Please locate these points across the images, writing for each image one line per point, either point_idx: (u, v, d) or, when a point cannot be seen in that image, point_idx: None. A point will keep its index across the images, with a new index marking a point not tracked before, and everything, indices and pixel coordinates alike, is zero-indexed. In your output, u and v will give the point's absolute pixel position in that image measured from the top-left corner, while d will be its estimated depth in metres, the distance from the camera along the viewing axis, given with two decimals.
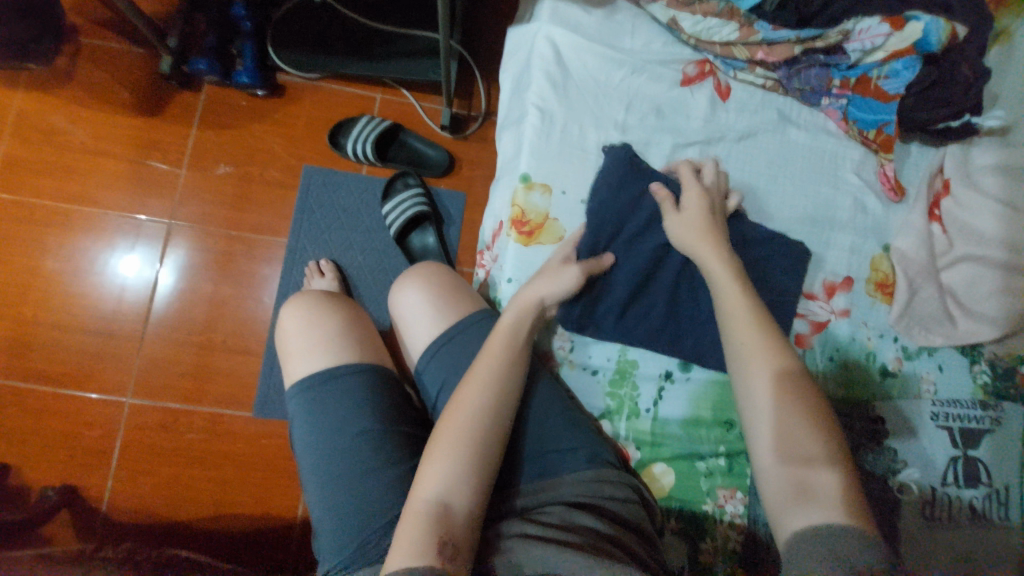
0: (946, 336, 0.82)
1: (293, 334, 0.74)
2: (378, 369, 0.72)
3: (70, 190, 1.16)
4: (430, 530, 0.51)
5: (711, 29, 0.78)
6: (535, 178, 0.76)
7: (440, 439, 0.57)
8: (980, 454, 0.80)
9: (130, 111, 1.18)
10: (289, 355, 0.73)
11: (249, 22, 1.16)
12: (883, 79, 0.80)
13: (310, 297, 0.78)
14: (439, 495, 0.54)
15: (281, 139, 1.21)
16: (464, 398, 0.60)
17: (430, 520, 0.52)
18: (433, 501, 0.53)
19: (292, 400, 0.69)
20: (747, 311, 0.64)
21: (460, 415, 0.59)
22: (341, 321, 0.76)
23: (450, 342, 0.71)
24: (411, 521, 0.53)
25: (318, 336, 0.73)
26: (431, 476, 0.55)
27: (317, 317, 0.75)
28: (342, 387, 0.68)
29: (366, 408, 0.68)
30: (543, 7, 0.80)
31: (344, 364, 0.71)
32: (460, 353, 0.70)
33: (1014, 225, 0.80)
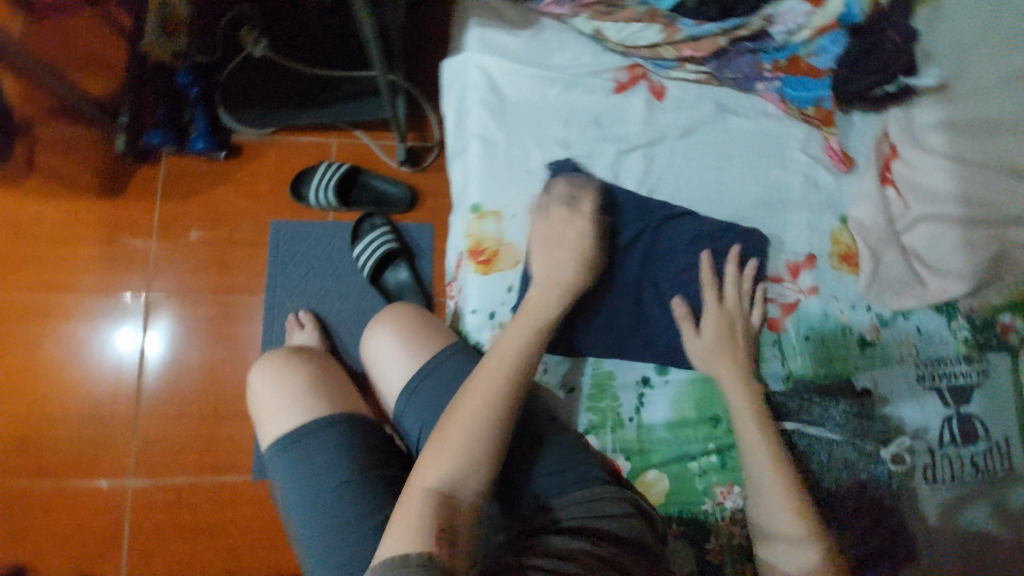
0: (918, 298, 0.83)
1: (270, 396, 0.74)
2: (352, 418, 0.73)
3: (48, 280, 1.17)
4: (434, 521, 0.51)
5: (636, 35, 0.80)
6: (485, 207, 0.77)
7: (450, 423, 0.56)
8: (973, 409, 0.81)
9: (93, 194, 1.20)
10: (268, 417, 0.73)
11: (196, 88, 1.18)
12: (813, 56, 0.82)
13: (280, 358, 0.79)
14: (447, 480, 0.53)
15: (245, 198, 1.23)
16: (476, 386, 0.58)
17: (433, 507, 0.51)
18: (438, 490, 0.53)
19: (274, 459, 0.70)
20: (741, 393, 0.72)
21: (473, 403, 0.57)
22: (315, 377, 0.77)
23: (423, 382, 0.71)
24: (413, 502, 0.52)
25: (294, 397, 0.74)
26: (438, 461, 0.54)
27: (291, 376, 0.76)
28: (321, 441, 0.69)
29: (347, 460, 0.68)
30: (470, 37, 0.81)
31: (320, 418, 0.71)
32: (435, 391, 0.70)
33: (968, 180, 0.80)
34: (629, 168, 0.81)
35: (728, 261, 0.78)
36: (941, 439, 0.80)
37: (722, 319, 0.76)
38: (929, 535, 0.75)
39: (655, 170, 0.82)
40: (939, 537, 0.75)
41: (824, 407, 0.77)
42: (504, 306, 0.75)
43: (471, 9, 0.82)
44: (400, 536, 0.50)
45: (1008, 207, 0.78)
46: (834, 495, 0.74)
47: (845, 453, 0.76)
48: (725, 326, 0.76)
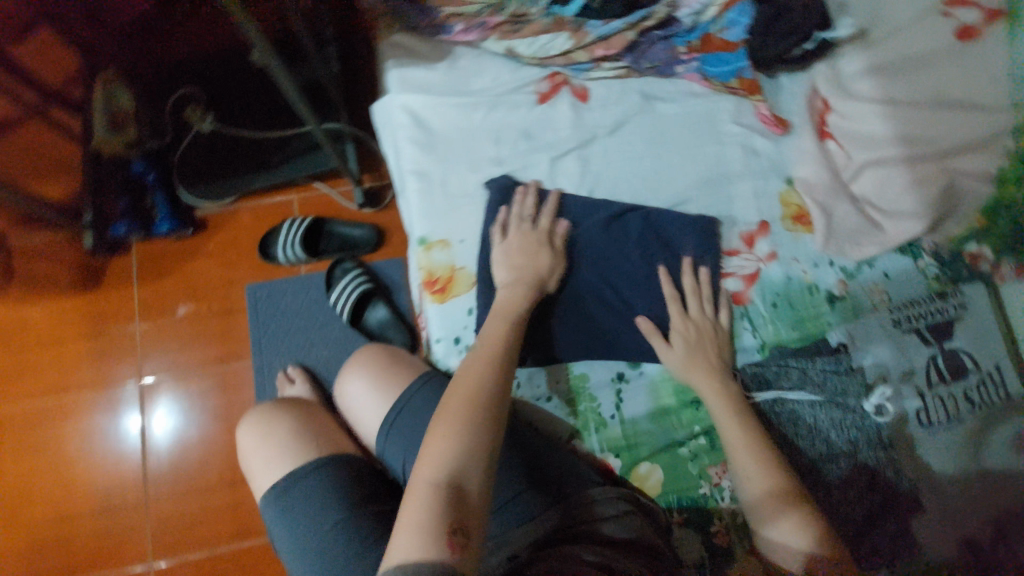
0: (879, 243, 0.82)
1: (256, 449, 0.75)
2: (339, 455, 0.74)
3: (45, 382, 1.20)
4: (441, 518, 0.49)
5: (547, 45, 0.82)
6: (432, 237, 0.78)
7: (443, 421, 0.56)
8: (958, 344, 0.79)
9: (73, 292, 1.24)
10: (256, 473, 0.74)
11: (152, 174, 1.21)
12: (724, 30, 0.85)
13: (260, 411, 0.79)
14: (449, 472, 0.52)
15: (218, 269, 1.26)
16: (463, 385, 0.59)
17: (441, 500, 0.50)
18: (440, 486, 0.51)
19: (267, 512, 0.70)
20: (715, 383, 0.74)
21: (461, 400, 0.58)
22: (298, 422, 0.78)
23: (399, 417, 0.72)
24: (415, 503, 0.51)
25: (279, 445, 0.75)
26: (436, 459, 0.53)
27: (273, 427, 0.77)
28: (311, 485, 0.70)
29: (337, 501, 0.68)
30: (390, 79, 0.83)
31: (307, 464, 0.72)
32: (412, 423, 0.71)
33: (901, 119, 0.80)
34: (565, 172, 0.82)
35: (684, 274, 0.80)
36: (930, 380, 0.78)
37: (690, 331, 0.77)
38: (925, 476, 0.75)
39: (592, 169, 0.83)
40: (942, 480, 0.74)
41: (802, 370, 0.77)
42: (467, 330, 0.76)
43: (386, 50, 0.84)
44: (411, 535, 0.49)
45: (945, 139, 0.78)
46: (831, 459, 0.74)
47: (831, 414, 0.75)
48: (699, 334, 0.77)
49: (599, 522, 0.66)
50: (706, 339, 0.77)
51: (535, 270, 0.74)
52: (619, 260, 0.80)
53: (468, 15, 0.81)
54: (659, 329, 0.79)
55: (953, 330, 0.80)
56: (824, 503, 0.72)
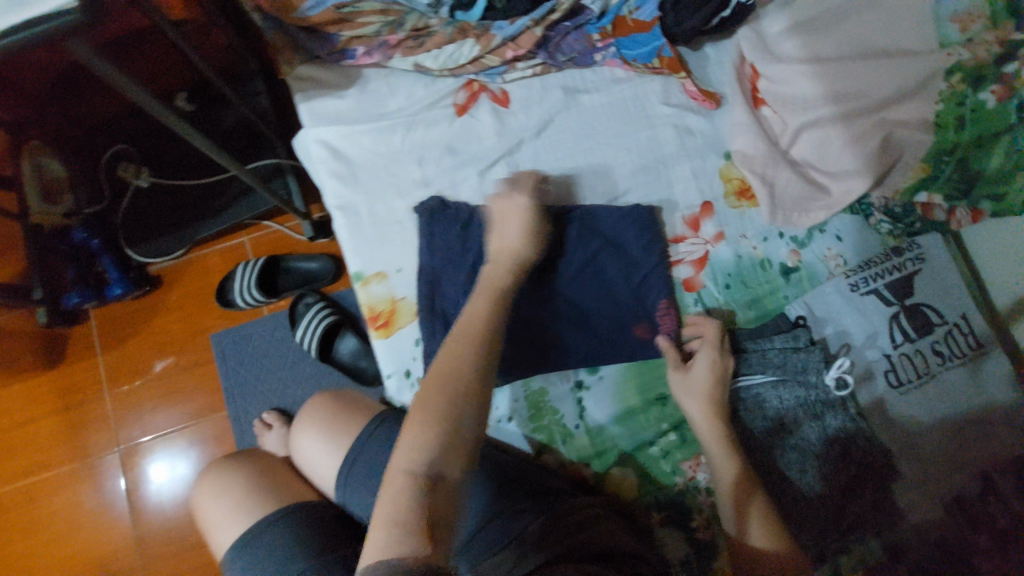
0: (829, 207, 0.79)
1: (214, 508, 0.72)
2: (296, 505, 0.71)
3: (27, 464, 1.19)
4: (419, 510, 0.49)
5: (453, 55, 0.79)
6: (367, 272, 0.76)
7: (421, 412, 0.55)
8: (920, 298, 0.78)
9: (36, 368, 1.22)
10: (216, 535, 0.71)
11: (96, 239, 1.16)
12: (635, 12, 0.82)
13: (216, 467, 0.76)
14: (428, 463, 0.52)
15: (179, 323, 1.25)
16: (439, 373, 0.58)
17: (418, 491, 0.50)
18: (418, 478, 0.51)
19: (230, 570, 0.67)
20: (708, 390, 0.72)
21: (438, 389, 0.56)
22: (253, 475, 0.75)
23: (359, 459, 0.71)
24: (391, 496, 0.50)
25: (236, 501, 0.72)
26: (410, 450, 0.53)
27: (228, 481, 0.74)
28: (271, 537, 0.67)
29: (303, 546, 0.66)
30: (300, 113, 0.80)
31: (265, 516, 0.69)
32: (374, 460, 0.70)
33: (829, 77, 0.77)
34: (496, 183, 0.79)
35: (631, 268, 0.78)
36: (895, 340, 0.77)
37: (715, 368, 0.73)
38: (903, 437, 0.74)
39: (523, 175, 0.80)
40: (912, 438, 0.74)
41: (761, 352, 0.76)
42: (416, 361, 0.74)
43: (292, 84, 0.80)
44: (386, 527, 0.48)
45: (875, 91, 0.75)
46: (804, 435, 0.72)
47: (796, 391, 0.74)
48: (717, 379, 0.73)
49: (590, 528, 0.65)
50: (722, 382, 0.73)
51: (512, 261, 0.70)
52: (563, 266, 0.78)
53: (368, 37, 0.77)
54: (612, 329, 0.77)
55: (914, 286, 0.78)
56: (800, 483, 0.71)
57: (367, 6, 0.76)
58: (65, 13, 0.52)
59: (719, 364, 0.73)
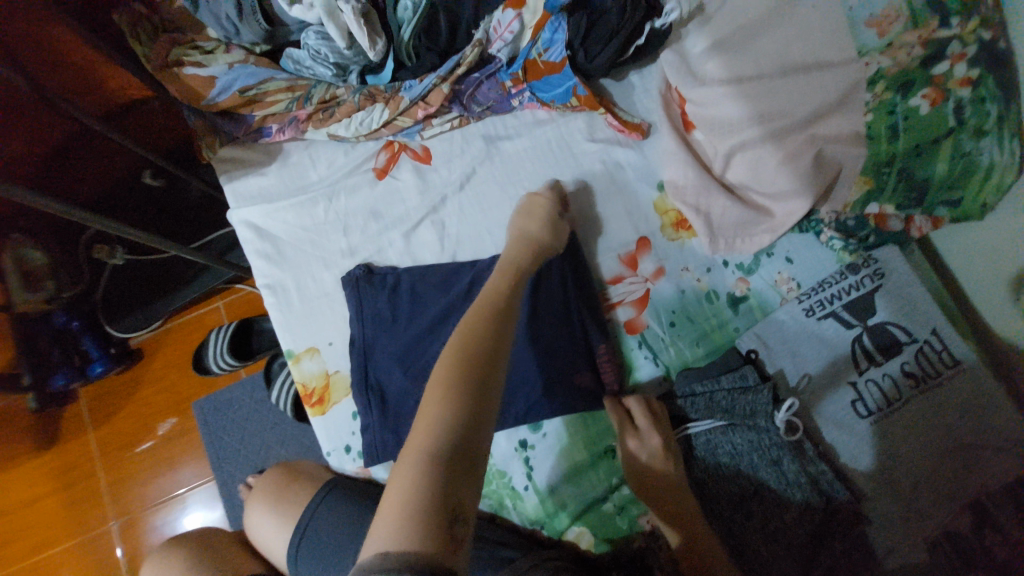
0: (772, 229, 0.75)
1: None
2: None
3: (33, 541, 1.23)
4: (437, 497, 0.41)
5: (364, 122, 0.78)
6: (298, 349, 0.75)
7: (437, 389, 0.48)
8: (883, 317, 0.72)
9: (37, 449, 1.27)
10: None
11: (75, 321, 1.20)
12: (545, 52, 0.77)
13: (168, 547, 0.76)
14: (448, 438, 0.44)
15: (163, 392, 1.28)
16: (451, 358, 0.52)
17: (435, 472, 0.42)
18: (435, 459, 0.43)
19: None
20: (653, 458, 0.68)
21: (452, 372, 0.50)
22: (201, 551, 0.74)
23: (309, 526, 0.70)
24: (403, 482, 0.42)
25: None
26: (428, 427, 0.45)
27: (172, 562, 0.73)
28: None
29: None
30: (225, 195, 0.81)
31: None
32: (321, 533, 0.69)
33: (755, 96, 0.72)
34: (422, 243, 0.78)
35: (568, 314, 0.75)
36: (859, 366, 0.71)
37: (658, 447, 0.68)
38: (880, 469, 0.67)
39: (449, 232, 0.78)
40: (897, 476, 0.67)
41: (708, 396, 0.70)
42: (354, 435, 0.73)
43: (215, 166, 0.81)
44: (399, 513, 0.40)
45: (800, 107, 0.70)
46: (765, 481, 0.67)
47: (749, 435, 0.68)
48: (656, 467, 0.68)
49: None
50: (662, 464, 0.68)
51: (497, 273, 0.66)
52: None
53: (279, 114, 0.78)
54: (552, 386, 0.73)
55: (877, 302, 0.72)
56: (763, 531, 0.65)
57: (271, 85, 0.77)
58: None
59: (659, 453, 0.68)
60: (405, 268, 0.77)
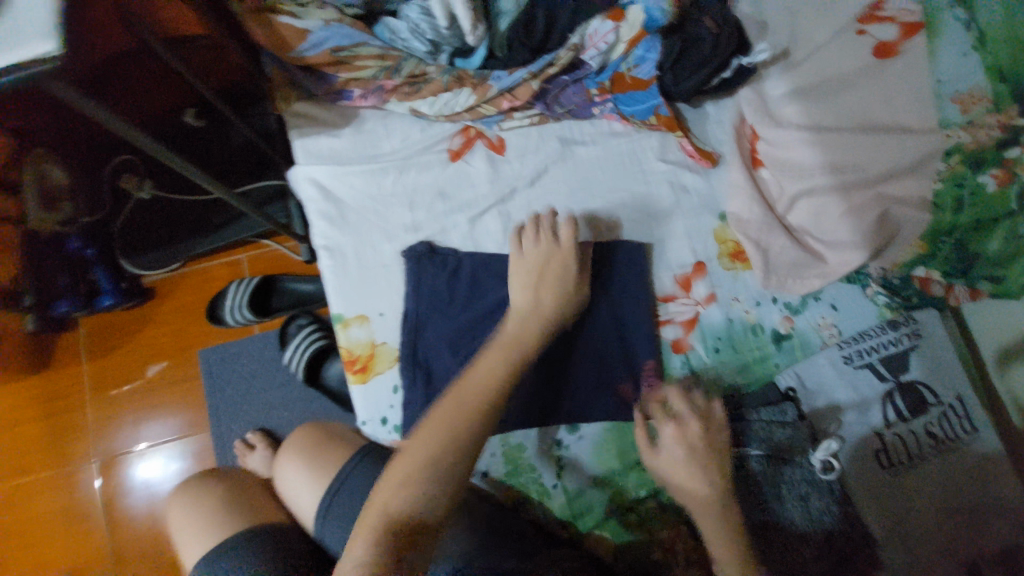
0: (823, 276, 0.77)
1: (188, 522, 0.75)
2: (266, 525, 0.73)
3: (9, 466, 1.19)
4: (403, 518, 0.53)
5: (449, 103, 0.78)
6: (348, 314, 0.76)
7: (436, 425, 0.58)
8: (914, 376, 0.75)
9: (28, 371, 1.23)
10: (185, 546, 0.74)
11: (91, 249, 1.18)
12: (634, 68, 0.79)
13: (195, 485, 0.79)
14: (428, 471, 0.55)
15: (169, 334, 1.25)
16: (446, 408, 0.58)
17: (407, 499, 0.54)
18: (412, 486, 0.54)
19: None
20: (693, 459, 0.66)
21: (445, 424, 0.57)
22: (233, 491, 0.79)
23: (341, 491, 0.69)
24: (386, 495, 0.55)
25: (215, 516, 0.75)
26: (417, 457, 0.56)
27: (210, 494, 0.78)
28: (239, 553, 0.69)
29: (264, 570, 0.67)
30: (294, 150, 0.80)
31: (235, 534, 0.72)
32: (352, 501, 0.68)
33: (831, 147, 0.75)
34: (486, 231, 0.79)
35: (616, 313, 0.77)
36: (886, 419, 0.74)
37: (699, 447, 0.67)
38: (894, 523, 0.69)
39: (514, 225, 0.79)
40: (911, 528, 0.69)
41: (748, 424, 0.73)
42: (393, 409, 0.74)
43: (288, 119, 0.81)
44: (373, 522, 0.53)
45: (872, 165, 0.74)
46: (788, 512, 0.69)
47: (782, 467, 0.71)
48: (697, 464, 0.66)
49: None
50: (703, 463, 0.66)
51: (522, 320, 0.67)
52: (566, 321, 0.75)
53: (365, 79, 0.78)
54: (594, 388, 0.75)
55: (911, 361, 0.75)
56: (779, 565, 0.67)
57: (364, 50, 0.77)
58: (47, 60, 0.50)
59: (700, 451, 0.67)
60: (466, 252, 0.77)
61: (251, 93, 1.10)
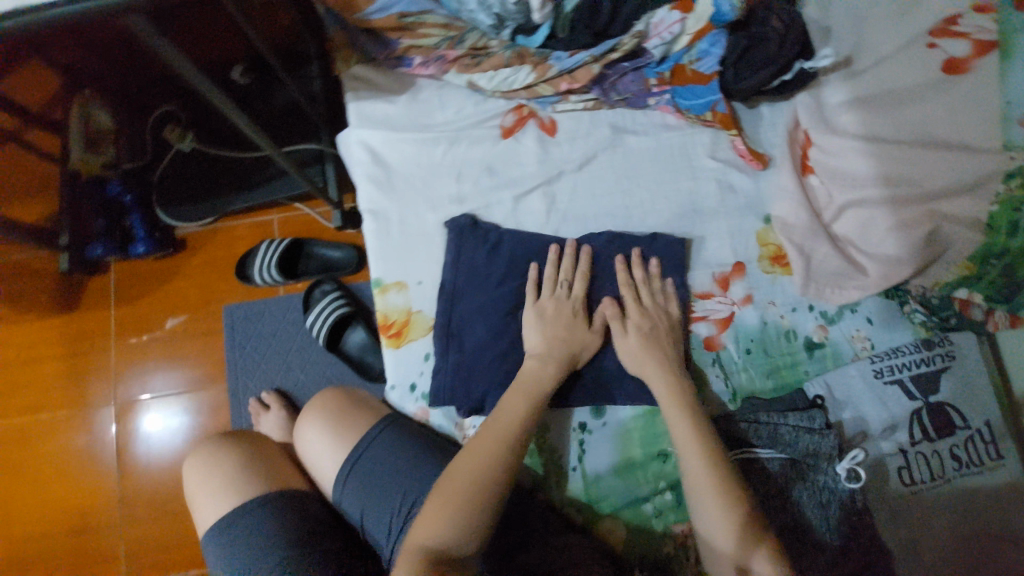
0: (863, 288, 0.76)
1: (202, 483, 0.75)
2: (285, 492, 0.74)
3: (30, 400, 1.22)
4: (455, 526, 0.58)
5: (507, 79, 0.78)
6: (386, 280, 0.76)
7: (486, 440, 0.63)
8: (944, 398, 0.74)
9: (56, 311, 1.25)
10: (200, 507, 0.74)
11: (128, 195, 1.19)
12: (696, 61, 0.79)
13: (212, 443, 0.79)
14: (478, 483, 0.60)
15: (196, 287, 1.26)
16: (464, 470, 0.61)
17: (460, 506, 0.59)
18: (465, 495, 0.59)
19: (210, 545, 0.69)
20: (696, 433, 0.66)
21: (463, 485, 0.60)
22: (250, 453, 0.78)
23: (364, 457, 0.71)
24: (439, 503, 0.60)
25: (234, 477, 0.74)
26: (468, 469, 0.61)
27: (226, 457, 0.76)
28: (256, 521, 0.70)
29: (283, 538, 0.68)
30: (348, 112, 0.81)
31: (254, 498, 0.72)
32: (374, 466, 0.70)
33: (886, 158, 0.75)
34: (530, 211, 0.79)
35: (653, 304, 0.76)
36: (911, 436, 0.73)
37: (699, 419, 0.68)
38: (909, 538, 0.70)
39: (559, 207, 0.80)
40: (926, 546, 0.69)
41: (773, 427, 0.72)
42: (422, 376, 0.75)
43: (346, 82, 0.82)
44: (428, 526, 0.58)
45: (930, 181, 0.73)
46: (806, 514, 0.69)
47: (803, 471, 0.71)
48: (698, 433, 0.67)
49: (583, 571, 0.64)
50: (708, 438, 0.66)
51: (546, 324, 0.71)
52: (611, 308, 0.75)
53: (427, 47, 0.79)
54: (622, 377, 0.76)
55: (943, 382, 0.74)
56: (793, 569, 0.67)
57: (430, 18, 0.77)
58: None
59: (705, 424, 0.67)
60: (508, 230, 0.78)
61: (307, 61, 1.15)
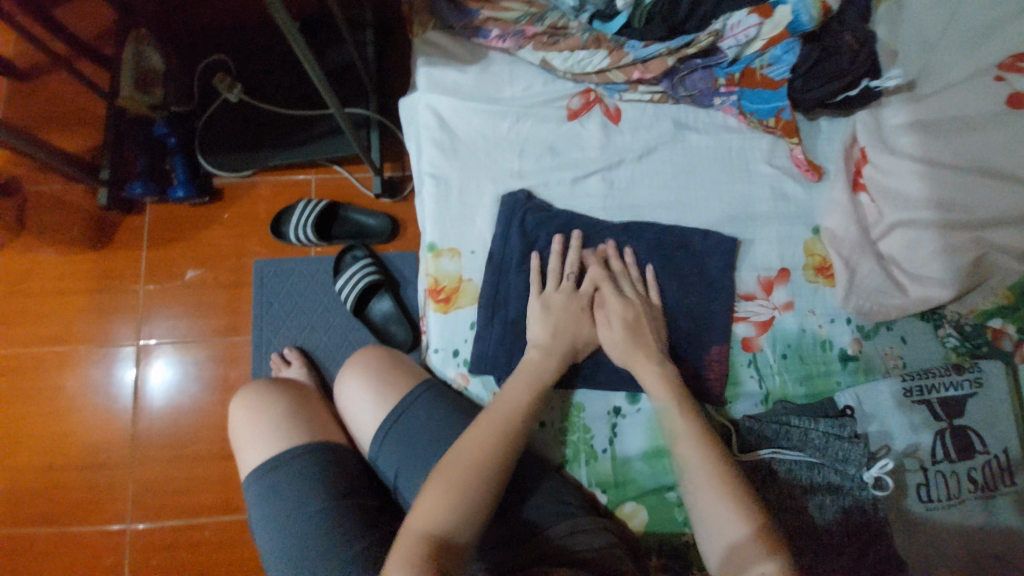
0: (901, 307, 0.77)
1: (242, 427, 0.76)
2: (323, 444, 0.74)
3: (50, 331, 1.22)
4: (462, 495, 0.59)
5: (582, 61, 0.81)
6: (441, 245, 0.79)
7: (493, 415, 0.65)
8: (969, 422, 0.74)
9: (86, 246, 1.25)
10: (240, 449, 0.76)
11: (173, 137, 1.19)
12: (767, 67, 0.80)
13: (254, 388, 0.80)
14: (484, 453, 0.61)
15: (229, 238, 1.26)
16: (469, 447, 0.62)
17: (466, 476, 0.60)
18: (472, 468, 0.60)
19: (247, 492, 0.71)
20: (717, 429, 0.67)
21: (472, 456, 0.61)
22: (292, 403, 0.79)
23: (403, 417, 0.72)
24: (447, 472, 0.60)
25: (273, 424, 0.75)
26: (477, 440, 0.62)
27: (265, 405, 0.78)
28: (294, 469, 0.71)
29: (321, 488, 0.69)
30: (419, 77, 0.83)
31: (296, 447, 0.73)
32: (413, 426, 0.71)
33: (939, 182, 0.76)
34: (587, 194, 0.81)
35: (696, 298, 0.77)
36: (933, 455, 0.74)
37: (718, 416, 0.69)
38: (922, 558, 0.70)
39: (615, 194, 0.82)
40: (940, 566, 0.69)
41: (804, 431, 0.74)
42: (466, 343, 0.77)
43: (418, 46, 0.85)
44: (435, 495, 0.59)
45: (982, 209, 0.73)
46: (822, 516, 0.71)
47: (828, 475, 0.73)
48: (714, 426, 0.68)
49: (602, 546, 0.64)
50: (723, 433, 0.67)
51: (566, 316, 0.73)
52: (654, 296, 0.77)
53: (507, 21, 0.82)
54: None
55: (968, 407, 0.75)
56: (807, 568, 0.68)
57: None
58: None
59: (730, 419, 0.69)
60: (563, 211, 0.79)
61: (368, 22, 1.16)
